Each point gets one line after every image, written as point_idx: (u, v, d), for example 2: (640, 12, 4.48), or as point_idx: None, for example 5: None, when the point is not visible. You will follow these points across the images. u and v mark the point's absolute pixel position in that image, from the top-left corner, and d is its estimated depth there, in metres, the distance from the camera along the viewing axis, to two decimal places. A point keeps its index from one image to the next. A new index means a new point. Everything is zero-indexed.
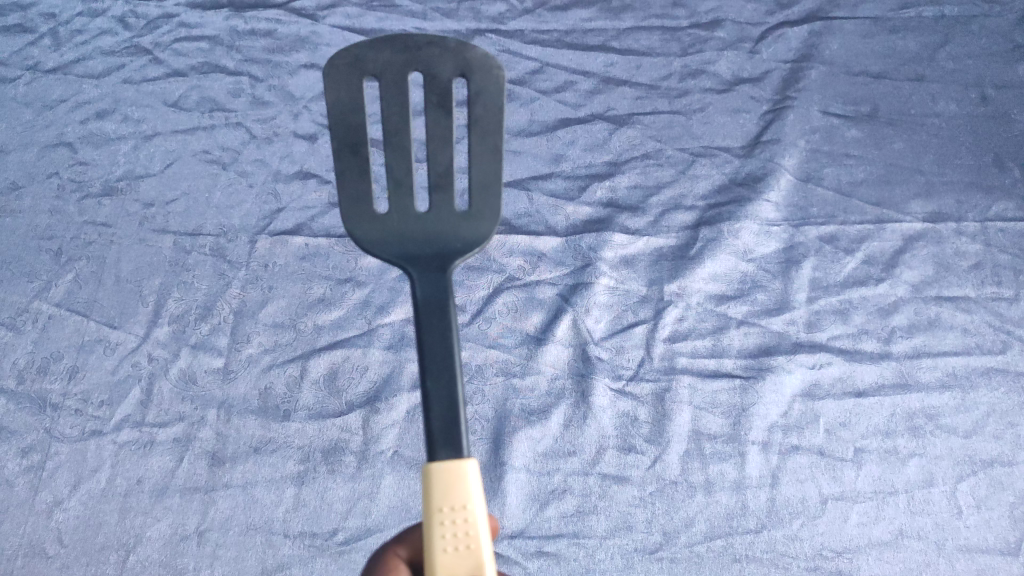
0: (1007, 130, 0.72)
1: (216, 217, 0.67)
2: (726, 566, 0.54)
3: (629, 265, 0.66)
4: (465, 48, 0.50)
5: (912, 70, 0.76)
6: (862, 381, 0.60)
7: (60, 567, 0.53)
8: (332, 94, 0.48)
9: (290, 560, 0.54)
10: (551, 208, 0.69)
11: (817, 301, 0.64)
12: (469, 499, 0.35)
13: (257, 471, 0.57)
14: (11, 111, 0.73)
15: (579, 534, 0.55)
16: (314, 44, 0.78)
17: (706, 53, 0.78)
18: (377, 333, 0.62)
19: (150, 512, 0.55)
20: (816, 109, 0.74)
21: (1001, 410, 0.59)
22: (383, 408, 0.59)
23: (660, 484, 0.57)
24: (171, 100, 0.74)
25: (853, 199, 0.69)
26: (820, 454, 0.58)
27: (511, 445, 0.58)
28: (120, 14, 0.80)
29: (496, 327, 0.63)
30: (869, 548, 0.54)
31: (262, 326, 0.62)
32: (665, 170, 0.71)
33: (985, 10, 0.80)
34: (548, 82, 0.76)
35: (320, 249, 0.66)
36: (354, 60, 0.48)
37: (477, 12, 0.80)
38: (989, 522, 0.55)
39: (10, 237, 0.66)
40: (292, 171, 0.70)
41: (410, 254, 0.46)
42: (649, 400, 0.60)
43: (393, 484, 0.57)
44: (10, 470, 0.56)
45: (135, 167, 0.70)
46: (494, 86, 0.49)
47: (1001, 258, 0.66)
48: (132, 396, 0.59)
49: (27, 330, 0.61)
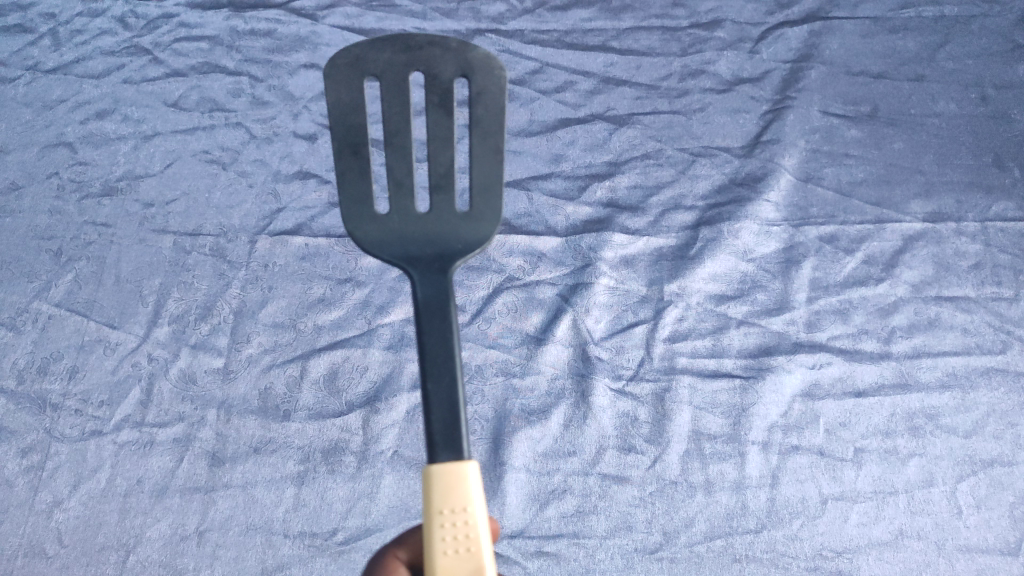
0: (1007, 130, 0.72)
1: (216, 217, 0.67)
2: (726, 566, 0.54)
3: (629, 265, 0.66)
4: (466, 49, 0.50)
5: (912, 70, 0.76)
6: (862, 381, 0.60)
7: (60, 567, 0.53)
8: (333, 95, 0.48)
9: (290, 560, 0.54)
10: (551, 208, 0.69)
11: (817, 301, 0.64)
12: (469, 501, 0.35)
13: (258, 471, 0.57)
14: (11, 111, 0.73)
15: (579, 534, 0.55)
16: (314, 44, 0.78)
17: (706, 53, 0.78)
18: (377, 333, 0.62)
19: (150, 512, 0.55)
20: (816, 109, 0.74)
21: (1001, 410, 0.59)
22: (383, 408, 0.59)
23: (660, 484, 0.57)
24: (170, 100, 0.74)
25: (853, 199, 0.69)
26: (819, 453, 0.58)
27: (511, 445, 0.58)
28: (120, 14, 0.80)
29: (496, 327, 0.63)
30: (869, 548, 0.54)
31: (262, 326, 0.62)
32: (665, 170, 0.71)
33: (985, 10, 0.80)
34: (548, 82, 0.76)
35: (320, 249, 0.66)
36: (355, 60, 0.49)
37: (477, 12, 0.80)
38: (989, 522, 0.55)
39: (10, 237, 0.66)
40: (292, 171, 0.70)
41: (411, 254, 0.46)
42: (649, 400, 0.60)
43: (393, 484, 0.57)
44: (10, 471, 0.56)
45: (134, 167, 0.70)
46: (495, 85, 0.49)
47: (1001, 258, 0.66)
48: (132, 396, 0.59)
49: (27, 330, 0.61)
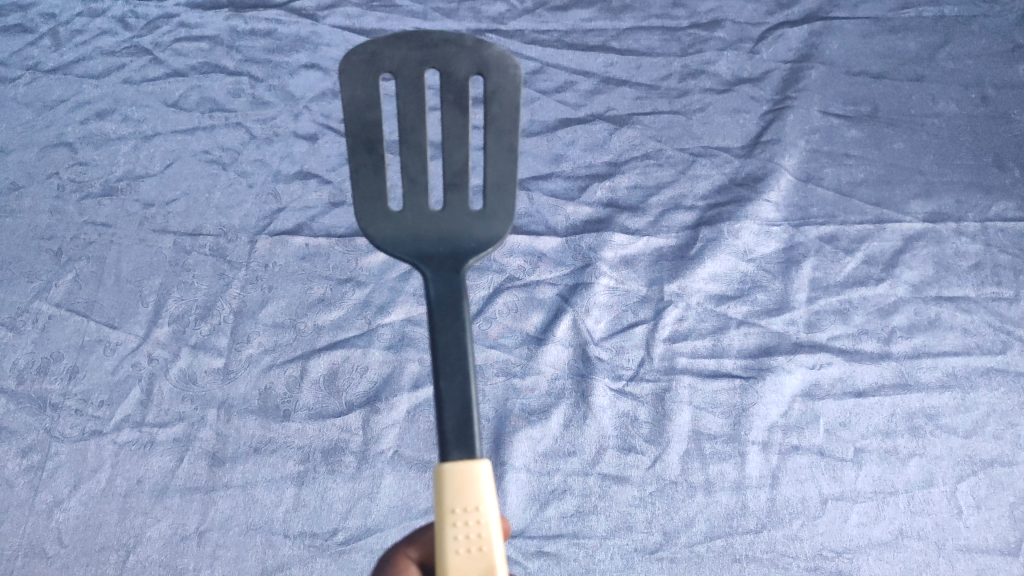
0: (1007, 130, 0.72)
1: (216, 217, 0.67)
2: (727, 566, 0.54)
3: (629, 265, 0.66)
4: (482, 47, 0.49)
5: (912, 70, 0.76)
6: (862, 381, 0.60)
7: (60, 567, 0.53)
8: (347, 91, 0.48)
9: (290, 560, 0.54)
10: (551, 208, 0.69)
11: (817, 301, 0.64)
12: (481, 500, 0.36)
13: (258, 471, 0.57)
14: (11, 111, 0.73)
15: (579, 534, 0.55)
16: (314, 44, 0.78)
17: (706, 53, 0.78)
18: (377, 333, 0.62)
19: (150, 512, 0.55)
20: (816, 109, 0.74)
21: (1001, 410, 0.59)
22: (383, 408, 0.59)
23: (660, 484, 0.57)
24: (171, 100, 0.74)
25: (853, 199, 0.69)
26: (819, 454, 0.58)
27: (511, 445, 0.58)
28: (120, 14, 0.80)
29: (496, 327, 0.63)
30: (869, 548, 0.54)
31: (262, 326, 0.62)
32: (665, 170, 0.71)
33: (985, 10, 0.80)
34: (548, 82, 0.76)
35: (320, 248, 0.66)
36: (370, 57, 0.48)
37: (477, 11, 0.80)
38: (989, 522, 0.55)
39: (11, 237, 0.66)
40: (292, 171, 0.70)
41: (424, 252, 0.46)
42: (649, 400, 0.60)
43: (392, 484, 0.57)
44: (10, 470, 0.56)
45: (134, 167, 0.70)
46: (511, 85, 0.48)
47: (1002, 258, 0.66)
48: (132, 397, 0.59)
49: (27, 330, 0.61)
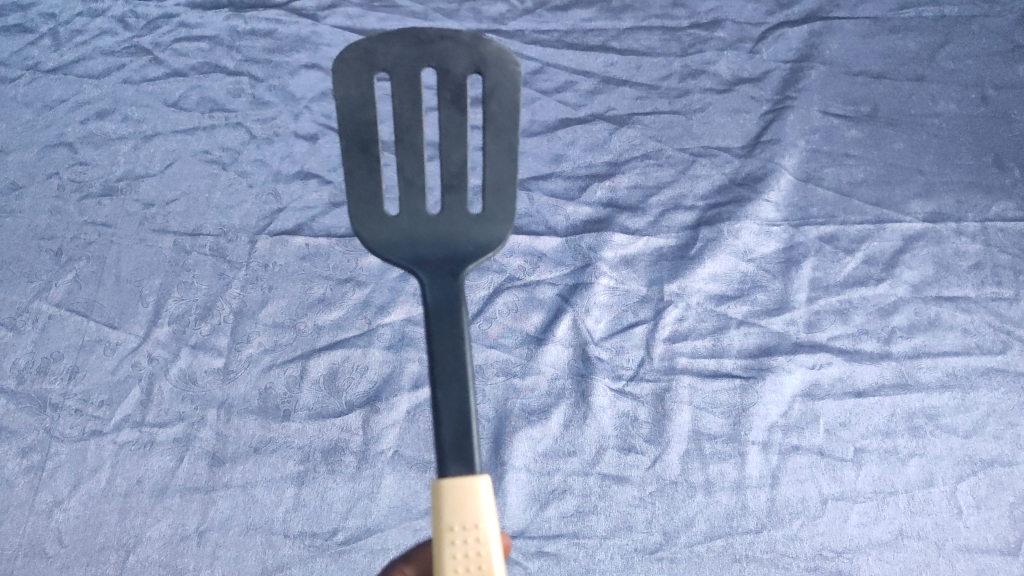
0: (1007, 130, 0.72)
1: (216, 217, 0.67)
2: (726, 566, 0.54)
3: (629, 265, 0.66)
4: (479, 43, 0.49)
5: (912, 70, 0.76)
6: (862, 381, 0.60)
7: (59, 567, 0.53)
8: (341, 90, 0.47)
9: (290, 560, 0.54)
10: (551, 208, 0.69)
11: (817, 301, 0.64)
12: (480, 517, 0.35)
13: (257, 471, 0.57)
14: (11, 111, 0.73)
15: (579, 534, 0.55)
16: (315, 44, 0.78)
17: (706, 53, 0.78)
18: (377, 333, 0.62)
19: (150, 512, 0.55)
20: (816, 109, 0.74)
21: (1001, 410, 0.59)
22: (383, 408, 0.59)
23: (660, 484, 0.57)
24: (170, 100, 0.74)
25: (853, 199, 0.69)
26: (819, 454, 0.58)
27: (512, 445, 0.58)
28: (120, 14, 0.80)
29: (496, 327, 0.63)
30: (869, 548, 0.54)
31: (262, 326, 0.62)
32: (665, 170, 0.71)
33: (985, 10, 0.80)
34: (548, 82, 0.76)
35: (320, 248, 0.66)
36: (364, 54, 0.47)
37: (477, 12, 0.80)
38: (989, 522, 0.55)
39: (10, 237, 0.66)
40: (292, 171, 0.70)
41: (421, 256, 0.46)
42: (649, 400, 0.60)
43: (393, 484, 0.57)
44: (10, 470, 0.56)
45: (134, 167, 0.70)
46: (509, 81, 0.48)
47: (1002, 258, 0.66)
48: (132, 396, 0.59)
49: (27, 330, 0.61)
